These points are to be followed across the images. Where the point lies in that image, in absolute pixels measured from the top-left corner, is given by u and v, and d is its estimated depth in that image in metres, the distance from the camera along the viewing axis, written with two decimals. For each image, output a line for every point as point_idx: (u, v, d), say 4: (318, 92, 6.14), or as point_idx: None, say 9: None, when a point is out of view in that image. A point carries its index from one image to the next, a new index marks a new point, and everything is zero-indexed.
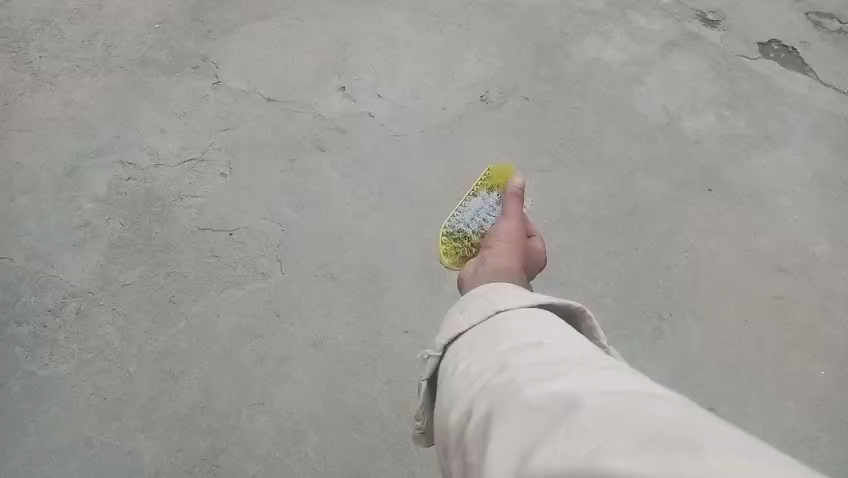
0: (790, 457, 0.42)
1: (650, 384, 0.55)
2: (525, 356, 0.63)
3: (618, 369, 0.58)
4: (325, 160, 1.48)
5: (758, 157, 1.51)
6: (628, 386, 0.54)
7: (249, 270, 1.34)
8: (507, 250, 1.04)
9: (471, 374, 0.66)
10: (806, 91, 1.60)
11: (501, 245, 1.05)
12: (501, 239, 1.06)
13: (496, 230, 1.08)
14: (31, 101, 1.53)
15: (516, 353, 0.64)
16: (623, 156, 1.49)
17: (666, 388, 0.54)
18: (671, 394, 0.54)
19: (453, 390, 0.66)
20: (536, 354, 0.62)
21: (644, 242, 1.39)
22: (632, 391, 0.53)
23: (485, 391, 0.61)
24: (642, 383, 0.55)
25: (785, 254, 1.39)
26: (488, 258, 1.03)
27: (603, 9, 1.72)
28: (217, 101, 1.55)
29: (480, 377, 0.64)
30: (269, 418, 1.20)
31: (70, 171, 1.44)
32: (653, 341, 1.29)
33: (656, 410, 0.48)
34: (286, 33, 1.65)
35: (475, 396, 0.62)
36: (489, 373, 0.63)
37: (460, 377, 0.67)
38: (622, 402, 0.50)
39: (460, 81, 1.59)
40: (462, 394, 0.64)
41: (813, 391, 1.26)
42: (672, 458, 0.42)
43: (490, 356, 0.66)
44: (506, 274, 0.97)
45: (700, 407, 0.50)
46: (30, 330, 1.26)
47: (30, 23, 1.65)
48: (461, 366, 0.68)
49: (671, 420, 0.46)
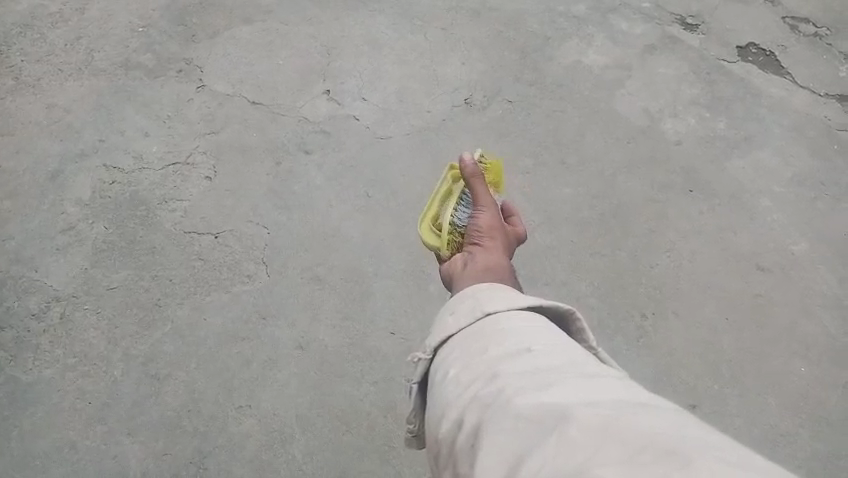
0: (770, 469, 0.44)
1: (638, 393, 0.57)
2: (515, 364, 0.63)
3: (607, 377, 0.59)
4: (310, 162, 1.48)
5: (738, 158, 1.53)
6: (617, 396, 0.55)
7: (235, 273, 1.34)
8: (492, 245, 0.94)
9: (461, 382, 0.66)
10: (784, 93, 1.63)
11: (485, 240, 0.95)
12: (484, 231, 0.96)
13: (475, 222, 0.97)
14: (13, 104, 1.53)
15: (505, 360, 0.65)
16: (605, 158, 1.51)
17: (653, 397, 0.55)
18: (658, 401, 0.55)
19: (444, 398, 0.67)
20: (525, 361, 0.63)
21: (627, 243, 1.41)
22: (620, 401, 0.54)
23: (476, 400, 0.62)
24: (630, 392, 0.56)
25: (764, 253, 1.42)
26: (473, 256, 0.93)
27: (584, 13, 1.75)
28: (202, 104, 1.55)
29: (471, 386, 0.65)
30: (256, 420, 1.20)
31: (54, 175, 1.43)
32: (636, 339, 1.31)
33: (646, 423, 0.49)
34: (270, 36, 1.66)
35: (466, 405, 0.63)
36: (480, 382, 0.64)
37: (450, 384, 0.68)
38: (612, 414, 0.51)
39: (444, 83, 1.61)
40: (453, 401, 0.65)
41: (793, 387, 1.28)
42: (662, 471, 0.43)
43: (480, 363, 0.67)
44: (497, 276, 0.88)
45: (686, 417, 0.52)
46: (14, 335, 1.26)
47: (12, 27, 1.65)
48: (451, 372, 0.69)
49: (660, 433, 0.48)
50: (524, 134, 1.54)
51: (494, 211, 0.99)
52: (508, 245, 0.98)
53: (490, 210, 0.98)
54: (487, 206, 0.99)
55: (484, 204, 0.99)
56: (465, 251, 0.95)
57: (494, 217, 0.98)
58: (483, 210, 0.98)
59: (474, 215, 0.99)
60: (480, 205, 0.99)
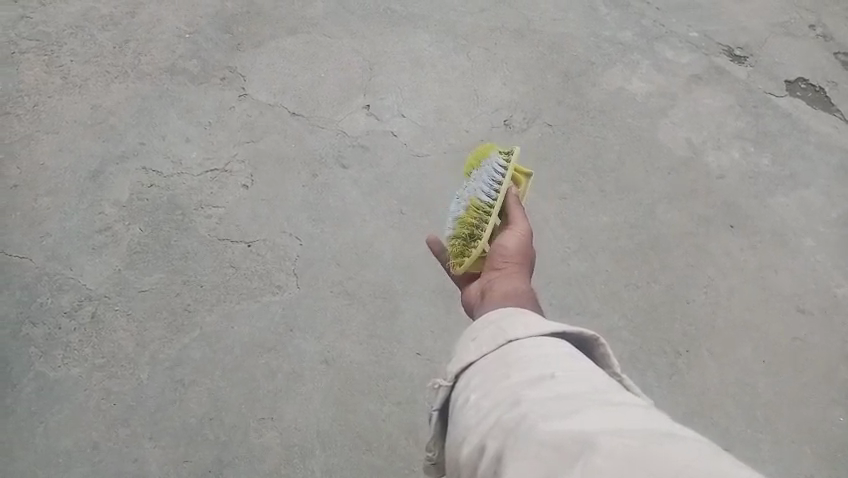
0: None
1: (667, 423, 0.54)
2: (539, 391, 0.61)
3: (634, 406, 0.57)
4: (347, 176, 1.48)
5: (782, 196, 1.50)
6: (642, 424, 0.52)
7: (265, 283, 1.34)
8: (513, 271, 0.92)
9: (482, 407, 0.64)
10: (834, 131, 1.59)
11: (507, 266, 0.92)
12: (506, 257, 0.93)
13: (500, 245, 0.94)
14: (60, 104, 1.55)
15: (529, 387, 0.63)
16: (645, 188, 1.49)
17: (685, 429, 0.53)
18: (690, 433, 0.52)
19: (465, 423, 0.65)
20: (550, 388, 0.61)
21: (663, 276, 1.38)
22: (648, 430, 0.51)
23: (497, 426, 0.60)
24: (659, 421, 0.54)
25: (806, 295, 1.37)
26: (493, 283, 0.91)
27: (631, 39, 1.73)
28: (243, 112, 1.56)
29: (493, 412, 0.62)
30: (278, 433, 1.19)
31: (95, 175, 1.46)
32: (668, 376, 1.27)
33: (677, 453, 0.47)
34: (314, 48, 1.67)
35: (487, 430, 0.61)
36: (502, 407, 0.62)
37: (470, 409, 0.66)
38: (637, 443, 0.48)
39: (484, 103, 1.60)
40: (473, 427, 0.63)
41: (830, 436, 1.23)
42: None
43: (503, 388, 0.65)
44: (516, 301, 0.86)
45: (720, 448, 0.49)
46: (45, 331, 1.27)
47: (64, 27, 1.68)
48: (473, 397, 0.67)
49: (692, 467, 0.45)
50: (563, 159, 1.52)
51: (521, 233, 0.96)
52: (530, 270, 0.96)
53: (518, 231, 0.95)
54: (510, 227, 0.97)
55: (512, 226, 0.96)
56: (484, 278, 0.93)
57: (521, 241, 0.95)
58: (511, 233, 0.95)
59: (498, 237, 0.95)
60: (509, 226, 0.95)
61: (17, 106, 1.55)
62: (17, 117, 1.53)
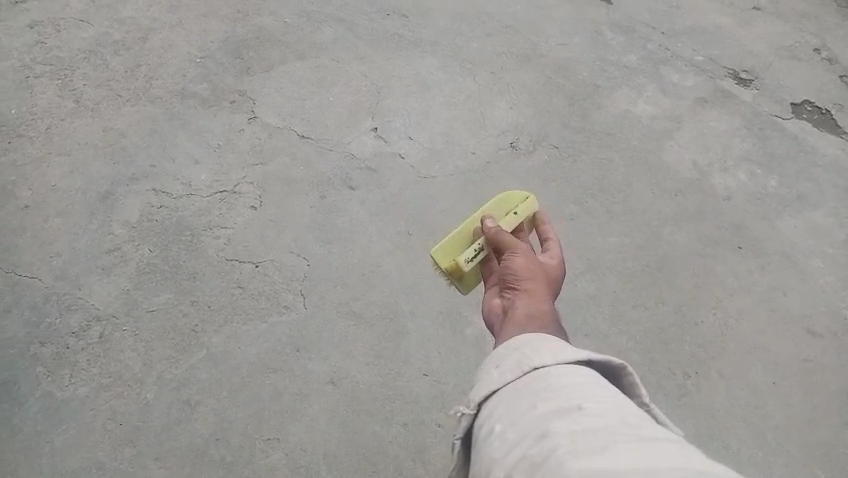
0: None
1: (700, 459, 0.53)
2: (568, 423, 0.60)
3: (665, 440, 0.56)
4: (354, 197, 1.49)
5: (790, 218, 1.49)
6: (674, 461, 0.51)
7: (272, 303, 1.34)
8: (532, 289, 0.89)
9: (507, 439, 0.63)
10: (841, 153, 1.59)
11: (523, 284, 0.90)
12: (519, 274, 0.91)
13: (509, 265, 0.92)
14: (72, 126, 1.58)
15: (557, 418, 0.61)
16: (651, 210, 1.49)
17: (720, 467, 0.51)
18: (724, 471, 0.51)
19: (489, 454, 0.64)
20: (577, 419, 0.60)
21: (671, 298, 1.37)
22: (681, 470, 0.50)
23: (523, 460, 0.59)
24: (692, 458, 0.52)
25: (817, 317, 1.36)
26: (513, 304, 0.88)
27: (636, 62, 1.74)
28: (252, 135, 1.58)
29: (520, 445, 0.61)
30: (284, 454, 1.19)
31: (105, 195, 1.47)
32: (677, 398, 1.27)
33: None
34: (322, 73, 1.69)
35: (513, 464, 0.60)
36: (529, 441, 0.61)
37: (495, 440, 0.65)
38: None
39: (492, 126, 1.61)
40: (498, 461, 0.62)
41: (843, 459, 1.21)
42: None
43: (528, 419, 0.64)
44: (539, 324, 0.83)
45: None
46: (53, 351, 1.27)
47: (77, 52, 1.71)
48: (498, 427, 0.66)
49: None
50: (570, 181, 1.53)
51: (527, 254, 0.95)
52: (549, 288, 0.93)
53: (522, 253, 0.94)
54: (521, 252, 0.95)
55: (516, 248, 0.95)
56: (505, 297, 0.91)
57: (529, 260, 0.94)
58: (517, 255, 0.94)
59: (507, 258, 0.94)
60: (512, 250, 0.95)
61: (30, 128, 1.57)
62: (29, 139, 1.55)
